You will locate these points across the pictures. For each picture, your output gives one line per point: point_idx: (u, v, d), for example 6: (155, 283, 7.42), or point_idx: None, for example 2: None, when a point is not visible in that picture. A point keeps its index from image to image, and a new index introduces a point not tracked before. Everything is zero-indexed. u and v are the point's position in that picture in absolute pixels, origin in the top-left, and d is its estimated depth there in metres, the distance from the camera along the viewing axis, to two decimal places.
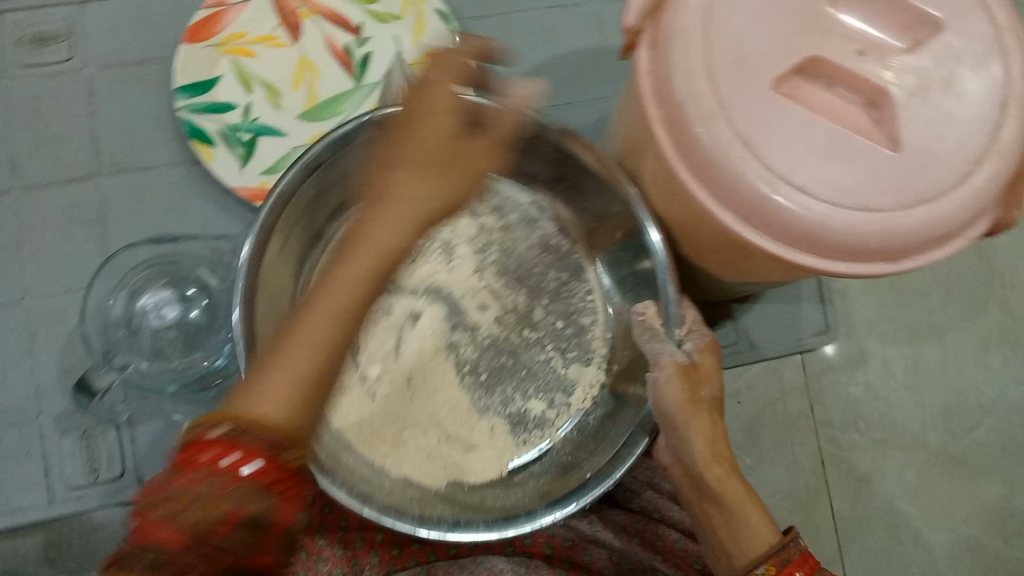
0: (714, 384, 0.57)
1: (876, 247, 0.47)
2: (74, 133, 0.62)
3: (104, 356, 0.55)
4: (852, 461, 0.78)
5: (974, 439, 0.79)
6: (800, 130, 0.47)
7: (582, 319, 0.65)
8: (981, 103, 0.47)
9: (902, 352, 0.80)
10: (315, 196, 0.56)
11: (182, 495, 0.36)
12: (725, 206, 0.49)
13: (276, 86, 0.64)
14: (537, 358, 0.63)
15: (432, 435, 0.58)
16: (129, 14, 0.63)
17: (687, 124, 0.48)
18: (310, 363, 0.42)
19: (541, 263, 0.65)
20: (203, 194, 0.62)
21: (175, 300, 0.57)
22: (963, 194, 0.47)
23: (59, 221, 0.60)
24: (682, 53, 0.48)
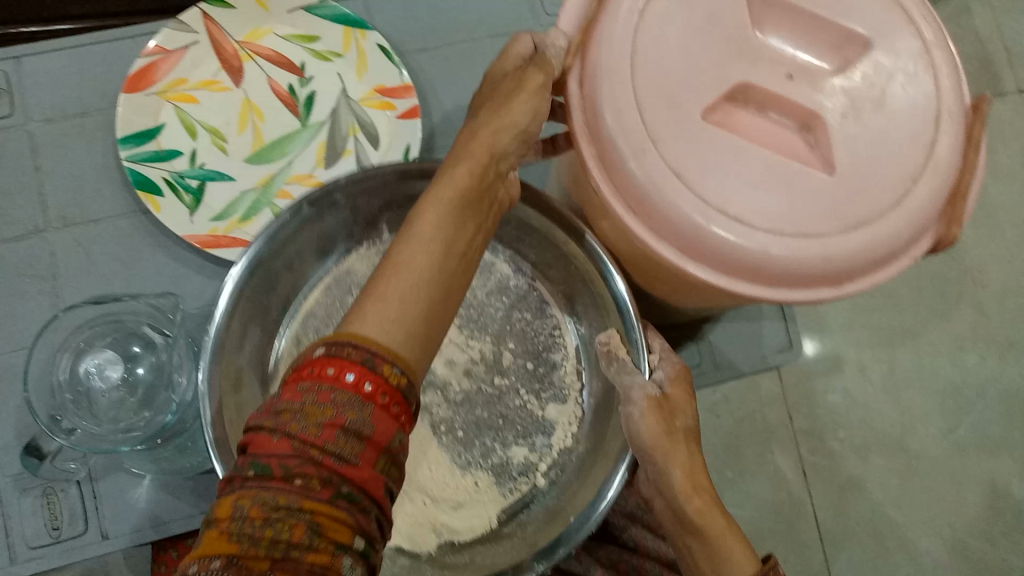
0: (688, 416, 0.50)
1: (818, 273, 0.44)
2: (22, 189, 0.61)
3: (50, 420, 0.50)
4: (834, 469, 0.81)
5: (954, 440, 0.82)
6: (734, 160, 0.43)
7: (553, 356, 0.57)
8: (915, 120, 0.45)
9: (878, 358, 0.84)
10: (267, 287, 0.52)
11: (287, 408, 0.33)
12: (665, 240, 0.45)
13: (221, 131, 0.64)
14: (512, 404, 0.56)
15: (417, 497, 0.53)
16: (70, 66, 0.64)
17: (619, 159, 0.44)
18: (410, 294, 0.38)
19: (501, 306, 0.58)
20: (154, 242, 0.62)
21: (118, 360, 0.54)
22: (902, 214, 0.44)
23: (11, 278, 0.60)
24: (607, 85, 0.44)
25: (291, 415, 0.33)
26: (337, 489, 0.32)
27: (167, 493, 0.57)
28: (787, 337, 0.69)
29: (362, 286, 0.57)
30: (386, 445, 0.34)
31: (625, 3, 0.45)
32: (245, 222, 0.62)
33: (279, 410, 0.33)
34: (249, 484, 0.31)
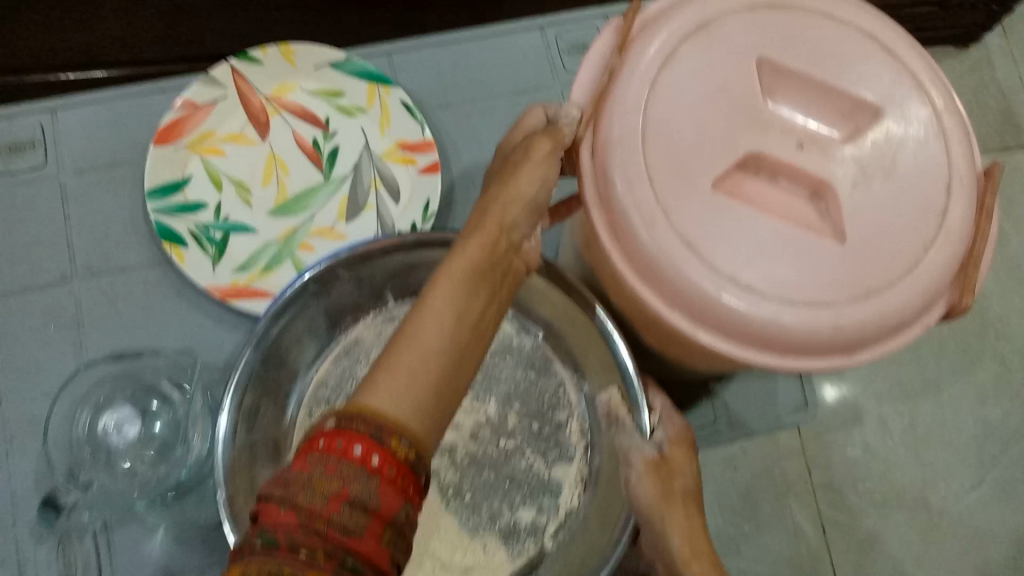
0: (687, 477, 0.51)
1: (827, 342, 0.44)
2: (50, 238, 0.63)
3: (69, 475, 0.55)
4: (855, 524, 0.75)
5: (975, 497, 0.76)
6: (745, 229, 0.44)
7: (558, 415, 0.57)
8: (926, 188, 0.46)
9: (899, 410, 0.79)
10: (283, 350, 0.55)
11: (295, 478, 0.33)
12: (675, 308, 0.45)
13: (246, 183, 0.65)
14: (519, 466, 0.56)
15: (428, 565, 0.53)
16: (102, 116, 0.66)
17: (630, 228, 0.45)
18: (421, 363, 0.37)
19: (505, 366, 0.59)
20: (177, 293, 0.63)
21: (135, 416, 0.57)
22: (911, 284, 0.45)
23: (38, 326, 0.61)
24: (618, 155, 0.45)
25: (298, 486, 0.33)
26: (341, 561, 0.32)
27: (179, 543, 0.57)
28: None
29: (371, 354, 0.59)
30: (392, 517, 0.34)
31: (636, 78, 0.46)
32: (265, 273, 0.63)
33: (289, 481, 0.34)
34: (256, 557, 0.32)
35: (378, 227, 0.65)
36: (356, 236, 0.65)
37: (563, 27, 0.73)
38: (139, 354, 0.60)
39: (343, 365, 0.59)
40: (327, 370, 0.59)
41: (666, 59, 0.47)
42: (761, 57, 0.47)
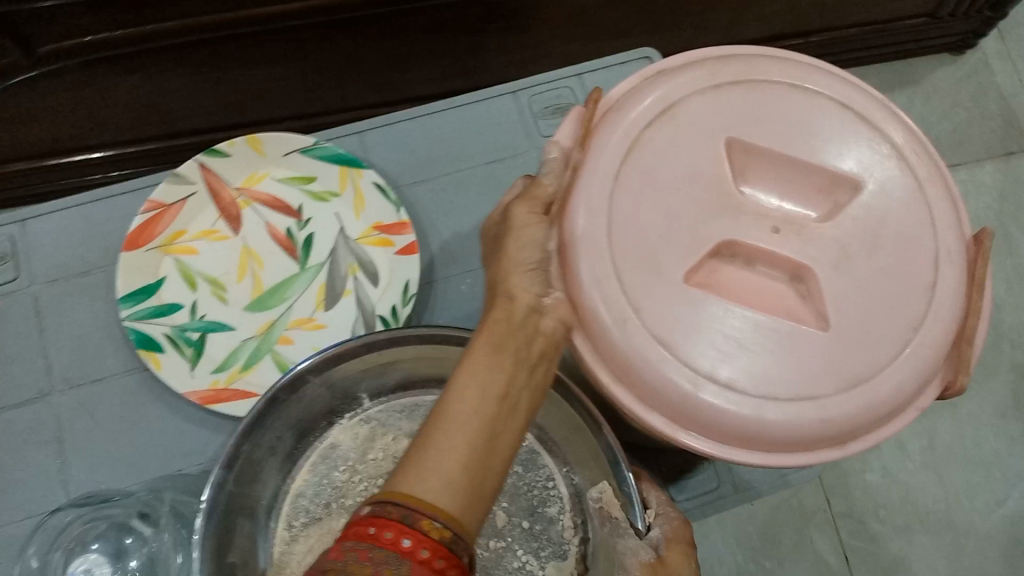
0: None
1: (817, 437, 0.42)
2: (26, 352, 0.62)
3: None
4: (880, 552, 0.88)
5: (1004, 512, 0.91)
6: (720, 322, 0.42)
7: (548, 510, 0.55)
8: (912, 262, 0.44)
9: (917, 434, 0.94)
10: (258, 460, 0.53)
11: (332, 567, 0.32)
12: (655, 410, 0.42)
13: (221, 280, 0.64)
14: (511, 567, 0.54)
15: None
16: (73, 224, 0.66)
17: (599, 328, 0.42)
18: (452, 439, 0.36)
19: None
20: (156, 397, 0.62)
21: (107, 559, 0.54)
22: (903, 370, 0.42)
23: (17, 443, 0.60)
24: (584, 255, 0.43)
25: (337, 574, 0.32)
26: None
27: None
28: None
29: (349, 461, 0.58)
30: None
31: (600, 169, 0.44)
32: (245, 370, 0.61)
33: (326, 569, 0.33)
34: None
35: (357, 313, 0.63)
36: (336, 325, 0.63)
37: (535, 89, 0.71)
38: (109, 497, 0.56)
39: (322, 465, 0.58)
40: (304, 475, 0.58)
41: (630, 145, 0.45)
42: (729, 137, 0.46)
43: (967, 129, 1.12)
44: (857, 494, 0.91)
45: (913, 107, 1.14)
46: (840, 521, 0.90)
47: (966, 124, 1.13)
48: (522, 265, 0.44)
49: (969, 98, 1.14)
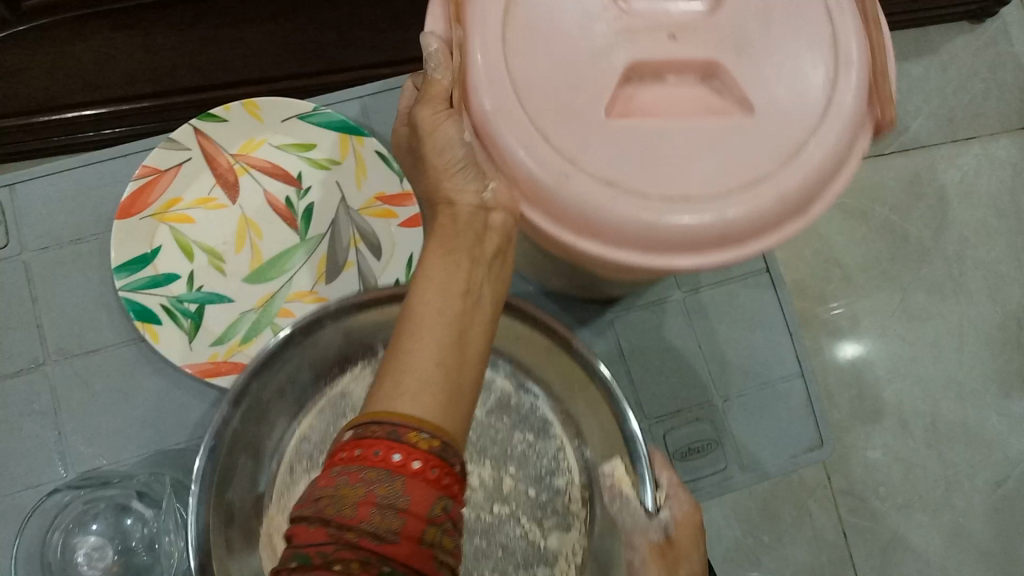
0: (696, 563, 0.47)
1: (776, 218, 0.40)
2: (19, 322, 0.61)
3: None
4: (879, 528, 0.95)
5: (1003, 491, 0.98)
6: (648, 137, 0.40)
7: (556, 481, 0.55)
8: (806, 35, 0.42)
9: (921, 412, 1.00)
10: (259, 408, 0.53)
11: (322, 495, 0.32)
12: (625, 246, 0.40)
13: (218, 250, 0.62)
14: (513, 533, 0.53)
15: None
16: (65, 190, 0.64)
17: (548, 195, 0.39)
18: (418, 342, 0.37)
19: (503, 428, 0.56)
20: (154, 369, 0.60)
21: (109, 541, 0.53)
22: (837, 124, 0.40)
23: (12, 415, 0.59)
24: (501, 126, 0.39)
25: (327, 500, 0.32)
26: (378, 568, 0.30)
27: None
28: (817, 433, 0.64)
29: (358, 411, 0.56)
30: (428, 513, 0.32)
31: (485, 32, 0.40)
32: (244, 343, 0.60)
33: (316, 497, 0.32)
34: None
35: (360, 285, 0.62)
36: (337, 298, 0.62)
37: None
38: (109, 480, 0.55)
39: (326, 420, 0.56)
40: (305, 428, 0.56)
41: (506, 8, 0.41)
42: None
43: (984, 101, 1.11)
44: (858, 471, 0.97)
45: (928, 79, 1.12)
46: (840, 497, 0.95)
47: (983, 96, 1.11)
48: (450, 166, 0.42)
49: (987, 69, 1.13)
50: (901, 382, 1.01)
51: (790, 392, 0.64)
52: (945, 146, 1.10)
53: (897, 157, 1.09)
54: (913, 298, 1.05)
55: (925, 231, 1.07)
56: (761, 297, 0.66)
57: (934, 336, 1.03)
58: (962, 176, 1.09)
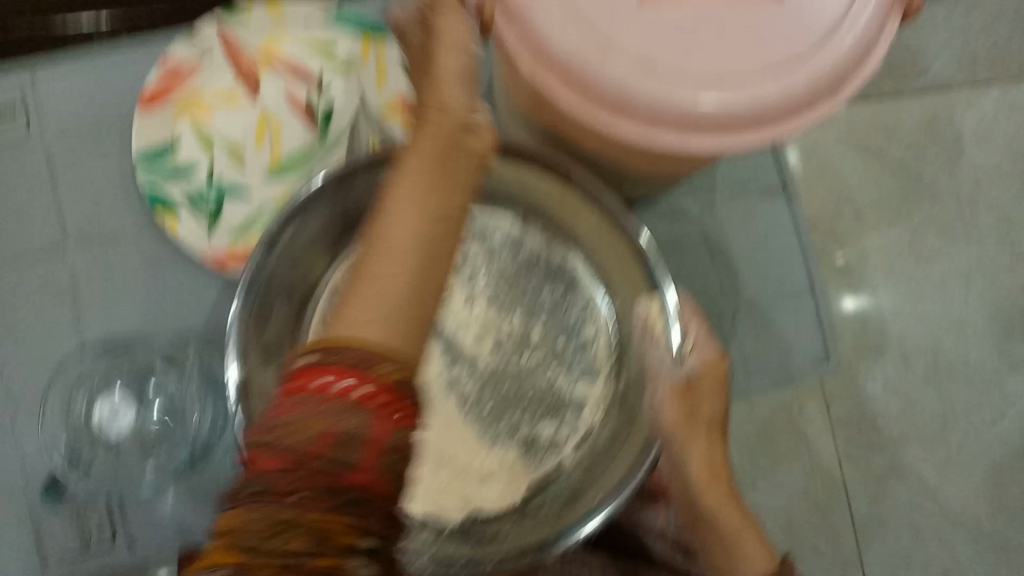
0: (717, 406, 0.49)
1: (805, 100, 0.43)
2: (39, 206, 0.61)
3: (70, 459, 0.58)
4: (874, 459, 1.01)
5: (999, 429, 1.03)
6: (685, 19, 0.42)
7: (584, 334, 0.57)
8: None
9: (923, 349, 1.04)
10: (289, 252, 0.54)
11: (279, 421, 0.32)
12: (663, 127, 0.42)
13: (239, 145, 0.63)
14: (541, 381, 0.55)
15: (445, 471, 0.51)
16: (85, 77, 0.63)
17: (585, 79, 0.42)
18: (393, 261, 0.35)
19: (532, 283, 0.57)
20: (174, 258, 0.62)
21: (131, 404, 0.61)
22: (863, 10, 0.43)
23: (32, 294, 0.60)
24: (538, 10, 0.41)
25: (283, 428, 0.32)
26: (337, 500, 0.32)
27: (193, 506, 0.59)
28: (823, 346, 0.65)
29: None
30: (388, 444, 0.32)
31: None
32: None
33: (273, 422, 0.33)
34: (252, 505, 0.32)
35: None
36: None
37: None
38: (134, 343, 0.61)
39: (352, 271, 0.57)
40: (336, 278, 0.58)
41: None
42: None
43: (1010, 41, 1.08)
44: (858, 402, 1.02)
45: (954, 19, 1.08)
46: (839, 430, 1.01)
47: (1011, 34, 1.08)
48: (452, 73, 0.40)
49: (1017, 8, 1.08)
50: (905, 320, 1.04)
51: (799, 311, 0.65)
52: (964, 88, 1.08)
53: (916, 98, 1.08)
54: (922, 239, 1.06)
55: (937, 173, 1.07)
56: (775, 214, 0.66)
57: (941, 276, 1.06)
58: (978, 119, 1.09)
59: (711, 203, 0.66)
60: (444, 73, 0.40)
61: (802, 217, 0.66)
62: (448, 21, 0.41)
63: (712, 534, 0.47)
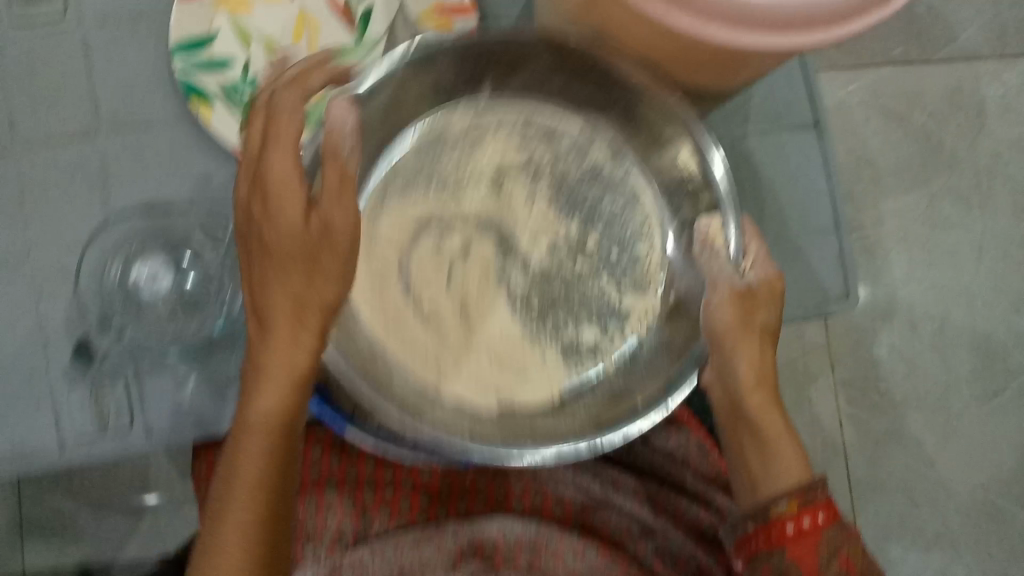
0: (769, 314, 0.54)
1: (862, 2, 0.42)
2: (72, 90, 0.61)
3: (101, 321, 0.60)
4: (871, 424, 1.04)
5: (999, 400, 1.05)
6: None
7: (635, 246, 0.61)
8: None
9: (931, 316, 1.05)
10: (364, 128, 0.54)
11: None
12: (712, 20, 0.42)
13: (275, 41, 0.62)
14: (591, 288, 0.60)
15: (490, 361, 0.57)
16: None
17: None
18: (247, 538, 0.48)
19: (592, 191, 0.61)
20: (206, 151, 0.62)
21: (169, 268, 0.62)
22: None
23: (64, 179, 0.60)
24: None
25: None
26: None
27: (211, 395, 0.60)
28: (844, 285, 0.66)
29: (458, 148, 0.59)
30: None
31: None
32: None
33: None
34: None
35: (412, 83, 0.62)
36: None
37: None
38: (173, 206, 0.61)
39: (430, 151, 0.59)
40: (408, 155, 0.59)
41: None
42: None
43: None
44: (861, 364, 1.05)
45: None
46: (842, 388, 1.04)
47: None
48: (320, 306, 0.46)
49: None
50: (916, 286, 1.05)
51: (822, 246, 0.66)
52: (992, 60, 1.06)
53: (942, 66, 1.05)
54: (938, 206, 1.06)
55: (960, 141, 1.06)
56: (805, 148, 0.67)
57: (955, 244, 1.06)
58: (1004, 92, 1.06)
59: (743, 134, 0.66)
60: (281, 314, 0.45)
61: (832, 154, 0.67)
62: (332, 210, 0.46)
63: (753, 433, 0.54)
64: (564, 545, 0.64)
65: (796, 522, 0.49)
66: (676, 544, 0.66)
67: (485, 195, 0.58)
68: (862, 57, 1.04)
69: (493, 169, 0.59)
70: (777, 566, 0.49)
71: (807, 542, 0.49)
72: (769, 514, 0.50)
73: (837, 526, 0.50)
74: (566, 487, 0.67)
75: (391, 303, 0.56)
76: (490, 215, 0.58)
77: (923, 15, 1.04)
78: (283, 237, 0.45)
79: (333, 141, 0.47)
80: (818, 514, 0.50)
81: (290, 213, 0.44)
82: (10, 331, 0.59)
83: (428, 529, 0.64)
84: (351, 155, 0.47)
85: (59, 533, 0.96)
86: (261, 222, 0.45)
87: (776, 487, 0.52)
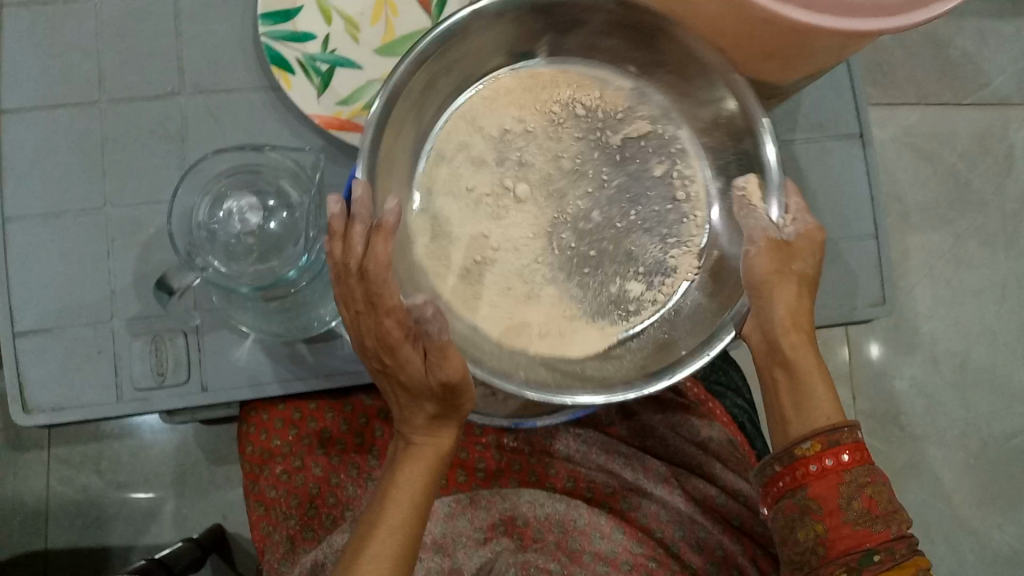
0: (806, 259, 0.54)
1: None
2: (160, 52, 0.64)
3: (186, 255, 0.52)
4: (891, 456, 1.05)
5: (1017, 441, 1.06)
6: None
7: (682, 206, 0.61)
8: None
9: (954, 352, 1.06)
10: (426, 86, 0.55)
11: None
12: (791, 4, 0.42)
13: (355, 20, 0.63)
14: (639, 244, 0.60)
15: (541, 316, 0.58)
16: None
17: None
18: None
19: (648, 154, 0.61)
20: (279, 117, 0.64)
21: (258, 207, 0.54)
22: None
23: (143, 134, 0.63)
24: None
25: None
26: None
27: (266, 357, 0.61)
28: (881, 291, 0.68)
29: (517, 103, 0.60)
30: None
31: None
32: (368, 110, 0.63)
33: None
34: None
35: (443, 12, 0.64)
36: None
37: None
38: (263, 149, 0.56)
39: (495, 102, 0.60)
40: (457, 115, 0.60)
41: None
42: None
43: None
44: (883, 395, 1.06)
45: (1019, 40, 1.09)
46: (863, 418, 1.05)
47: None
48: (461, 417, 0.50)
49: None
50: (939, 320, 1.07)
51: (862, 254, 0.68)
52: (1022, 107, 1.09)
53: (974, 110, 1.09)
54: (964, 246, 1.08)
55: (987, 184, 1.08)
56: (850, 158, 0.69)
57: (981, 284, 1.07)
58: None
59: (792, 139, 0.69)
60: (423, 428, 0.50)
61: (875, 164, 0.69)
62: (450, 366, 0.46)
63: (787, 374, 0.54)
64: (591, 524, 0.64)
65: (820, 462, 0.50)
66: (703, 534, 0.66)
67: (548, 143, 0.60)
68: (895, 97, 1.08)
69: (558, 115, 0.60)
70: (800, 503, 0.50)
71: (829, 481, 0.49)
72: (793, 456, 0.51)
73: (866, 467, 0.49)
74: (597, 471, 0.69)
75: (466, 270, 0.58)
76: (560, 163, 0.60)
77: (956, 58, 1.08)
78: (407, 374, 0.47)
79: (423, 327, 0.46)
80: (842, 455, 0.50)
81: (410, 357, 0.46)
82: (81, 277, 0.62)
83: (460, 497, 0.66)
84: (443, 320, 0.45)
85: (84, 509, 0.97)
86: (381, 357, 0.47)
87: (807, 425, 0.52)
